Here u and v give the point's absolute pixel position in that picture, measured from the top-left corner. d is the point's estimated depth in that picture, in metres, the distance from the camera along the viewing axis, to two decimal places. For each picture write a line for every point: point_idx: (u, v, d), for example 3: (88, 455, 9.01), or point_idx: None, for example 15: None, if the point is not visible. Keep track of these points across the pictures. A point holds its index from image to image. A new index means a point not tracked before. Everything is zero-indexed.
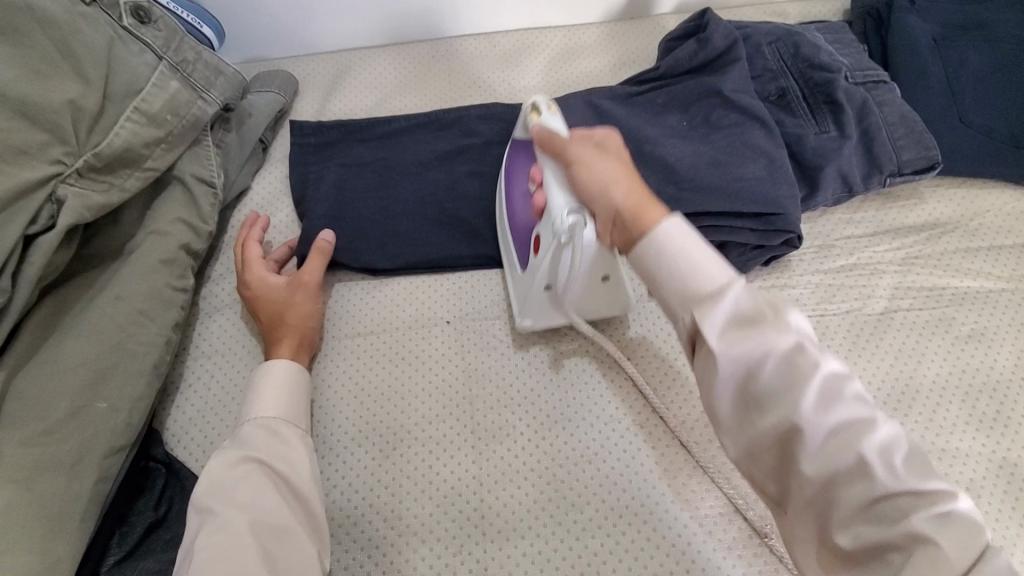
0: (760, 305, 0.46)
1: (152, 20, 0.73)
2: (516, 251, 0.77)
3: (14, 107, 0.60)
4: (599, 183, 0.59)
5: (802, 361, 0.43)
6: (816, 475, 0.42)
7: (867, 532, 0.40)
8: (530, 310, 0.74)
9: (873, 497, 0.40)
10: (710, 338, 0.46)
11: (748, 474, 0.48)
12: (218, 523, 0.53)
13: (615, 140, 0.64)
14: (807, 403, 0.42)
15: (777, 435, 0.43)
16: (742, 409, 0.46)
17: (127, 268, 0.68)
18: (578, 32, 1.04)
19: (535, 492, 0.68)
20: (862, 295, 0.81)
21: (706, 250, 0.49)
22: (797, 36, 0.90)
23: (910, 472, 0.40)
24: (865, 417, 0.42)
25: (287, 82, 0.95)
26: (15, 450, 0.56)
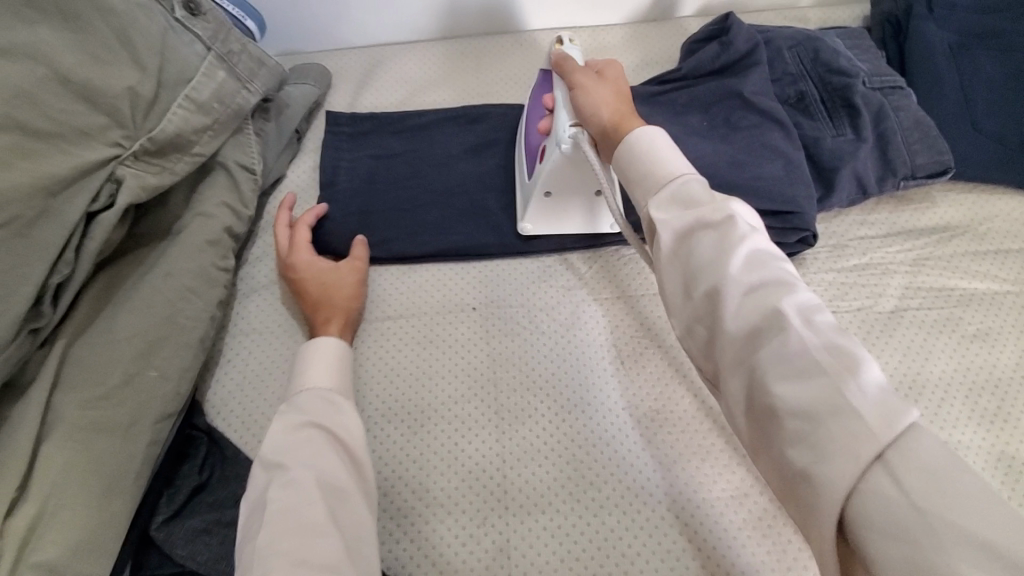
0: (705, 193, 0.51)
1: (202, 13, 0.77)
2: (526, 165, 0.85)
3: (78, 91, 0.63)
4: (593, 101, 0.66)
5: (732, 233, 0.49)
6: (741, 332, 0.46)
7: (786, 384, 0.42)
8: (530, 215, 0.83)
9: (789, 347, 0.43)
10: (656, 214, 0.52)
11: (693, 351, 0.52)
12: (287, 480, 0.57)
13: (615, 70, 0.71)
14: (733, 264, 0.47)
15: (709, 296, 0.48)
16: (683, 282, 0.51)
17: (176, 247, 0.72)
18: (602, 32, 1.07)
19: (556, 470, 0.72)
20: (872, 294, 0.84)
21: (666, 150, 0.55)
22: (817, 41, 0.93)
23: (829, 331, 0.43)
24: (791, 286, 0.46)
25: (322, 76, 0.99)
26: (77, 412, 0.61)
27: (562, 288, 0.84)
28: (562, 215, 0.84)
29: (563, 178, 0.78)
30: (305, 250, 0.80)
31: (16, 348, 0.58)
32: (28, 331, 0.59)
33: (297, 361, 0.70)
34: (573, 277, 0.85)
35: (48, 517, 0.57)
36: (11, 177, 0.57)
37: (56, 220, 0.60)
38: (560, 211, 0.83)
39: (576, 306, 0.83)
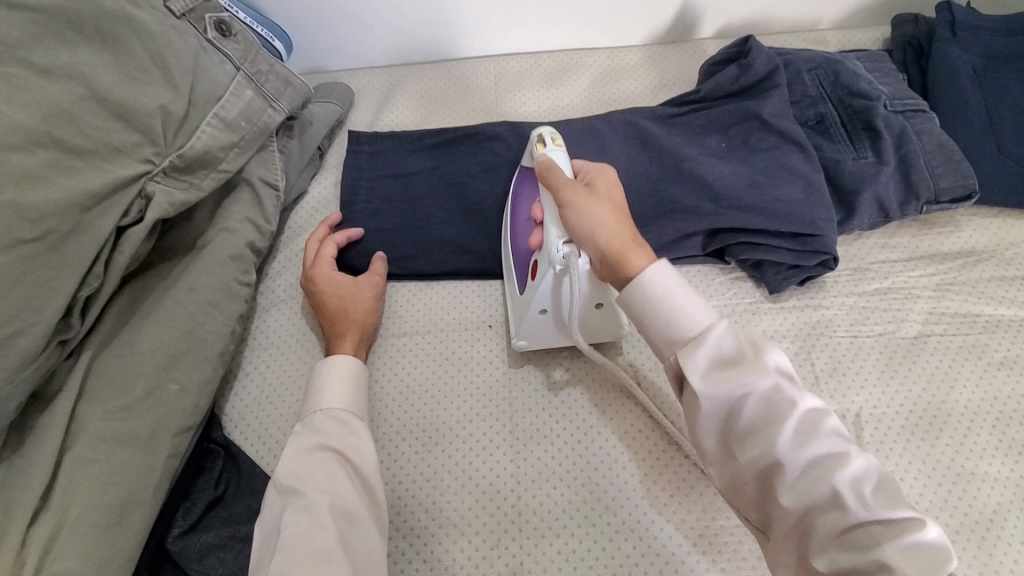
0: (742, 349, 0.53)
1: (233, 34, 0.79)
2: (516, 278, 0.79)
3: (114, 109, 0.65)
4: (585, 225, 0.62)
5: (777, 399, 0.50)
6: (794, 503, 0.48)
7: (842, 558, 0.46)
8: (525, 333, 0.76)
9: (845, 522, 0.46)
10: (697, 382, 0.52)
11: (734, 502, 0.55)
12: (302, 505, 0.57)
13: (607, 181, 0.67)
14: (784, 437, 0.49)
15: (759, 468, 0.50)
16: (724, 443, 0.53)
17: (200, 261, 0.74)
18: (621, 54, 1.08)
19: (571, 493, 0.71)
20: (895, 319, 0.82)
21: (694, 297, 0.55)
22: (837, 64, 0.93)
23: (877, 498, 0.46)
24: (841, 452, 0.49)
25: (345, 95, 1.01)
26: (101, 424, 0.62)
27: None
28: (560, 335, 0.76)
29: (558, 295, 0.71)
30: (324, 263, 0.81)
31: (46, 358, 0.59)
32: (57, 341, 0.61)
33: (312, 380, 0.70)
34: None
35: (68, 528, 0.57)
36: (46, 193, 0.58)
37: (88, 234, 0.61)
38: (559, 332, 0.75)
39: None
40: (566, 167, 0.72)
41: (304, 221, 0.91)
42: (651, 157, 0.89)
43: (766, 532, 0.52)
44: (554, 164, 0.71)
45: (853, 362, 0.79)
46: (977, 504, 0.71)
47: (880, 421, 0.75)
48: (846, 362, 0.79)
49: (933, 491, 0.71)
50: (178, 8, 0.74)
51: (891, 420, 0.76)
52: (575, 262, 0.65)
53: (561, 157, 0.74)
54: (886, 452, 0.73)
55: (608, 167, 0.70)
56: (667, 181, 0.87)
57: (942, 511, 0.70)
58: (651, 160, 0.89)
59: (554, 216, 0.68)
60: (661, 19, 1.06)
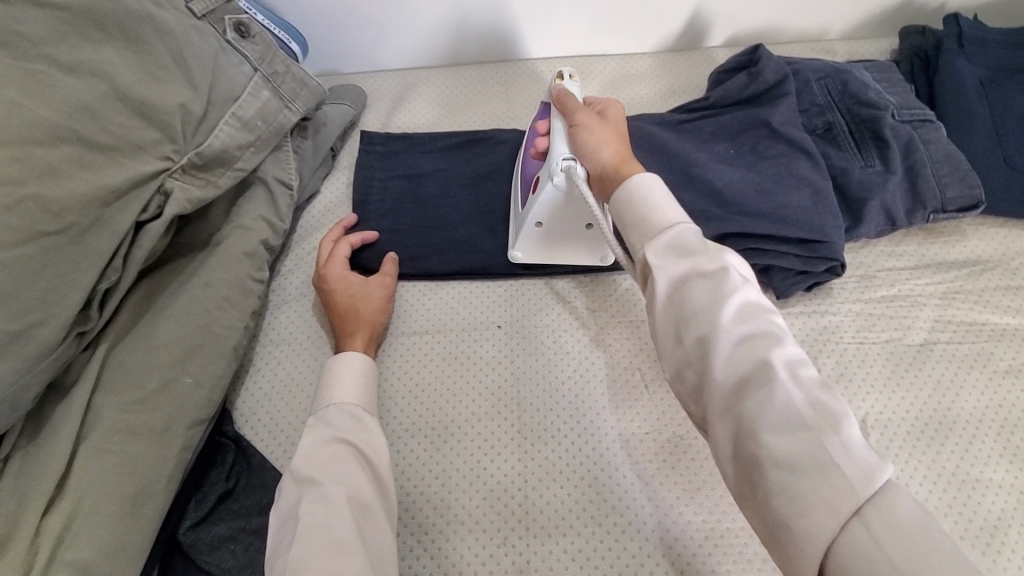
0: (699, 242, 0.54)
1: (251, 36, 0.80)
2: (521, 192, 0.85)
3: (135, 107, 0.66)
4: (592, 141, 0.68)
5: (727, 285, 0.50)
6: (730, 381, 0.48)
7: (775, 436, 0.44)
8: (523, 245, 0.84)
9: (779, 401, 0.45)
10: (652, 260, 0.54)
11: (679, 393, 0.53)
12: (317, 496, 0.58)
13: (616, 110, 0.74)
14: (728, 314, 0.49)
15: (700, 346, 0.50)
16: (673, 325, 0.52)
17: (215, 257, 0.75)
18: (631, 61, 1.10)
19: (578, 492, 0.72)
20: (901, 326, 0.83)
21: (665, 196, 0.57)
22: (846, 73, 0.94)
23: (815, 390, 0.46)
24: (785, 346, 0.48)
25: (358, 96, 1.02)
26: (116, 415, 0.63)
27: (587, 308, 0.85)
28: (554, 248, 0.84)
29: (556, 210, 0.78)
30: (335, 262, 0.82)
31: (64, 350, 0.60)
32: (75, 334, 0.62)
33: (323, 377, 0.71)
34: (599, 299, 0.85)
35: (82, 518, 0.58)
36: (69, 188, 0.59)
37: (108, 229, 0.62)
38: (554, 244, 0.83)
39: (601, 329, 0.83)
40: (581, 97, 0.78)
41: (316, 220, 0.92)
42: (660, 163, 0.90)
43: (703, 422, 0.51)
44: (570, 92, 0.77)
45: (860, 368, 0.80)
46: (981, 510, 0.71)
47: (886, 427, 0.76)
48: (853, 368, 0.80)
49: (939, 498, 0.72)
50: (199, 10, 0.75)
51: (897, 427, 0.76)
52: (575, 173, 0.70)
53: (578, 88, 0.80)
54: (891, 458, 0.74)
55: (617, 99, 0.76)
56: (675, 186, 0.88)
57: (947, 517, 0.70)
58: (657, 160, 0.90)
59: (564, 135, 0.74)
60: (671, 27, 1.08)
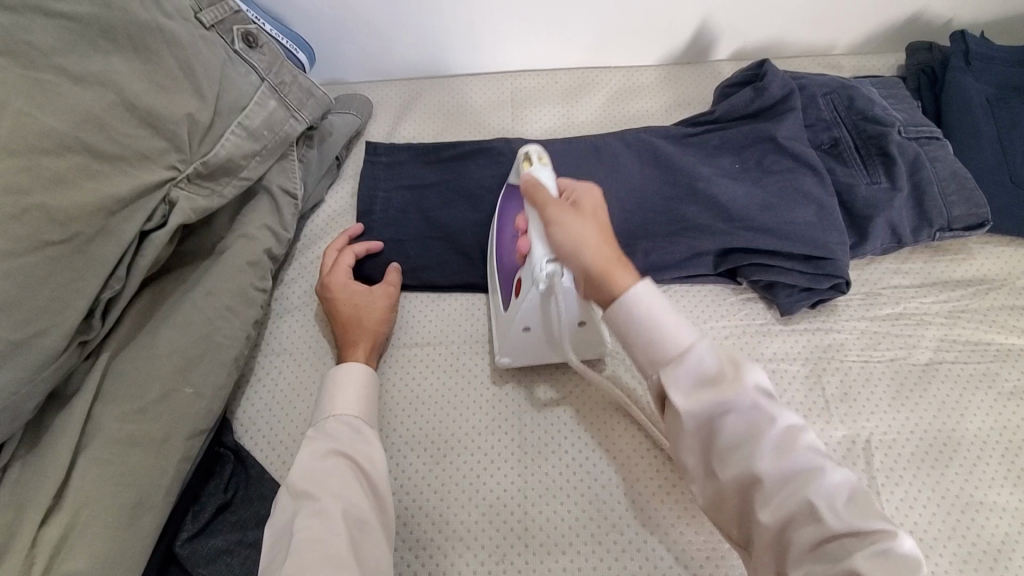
0: (718, 365, 0.53)
1: (259, 46, 0.81)
2: (503, 291, 0.78)
3: (142, 117, 0.66)
4: (573, 245, 0.62)
5: (752, 417, 0.51)
6: (771, 519, 0.49)
7: (818, 572, 0.46)
8: (508, 350, 0.76)
9: (820, 536, 0.47)
10: (678, 400, 0.53)
11: (719, 518, 0.56)
12: (315, 510, 0.58)
13: (593, 197, 0.66)
14: (761, 453, 0.50)
15: (737, 485, 0.52)
16: (705, 458, 0.54)
17: (218, 266, 0.75)
18: (637, 73, 1.10)
19: (578, 509, 0.71)
20: (906, 345, 0.82)
21: (673, 316, 0.56)
22: (852, 89, 0.93)
23: (851, 513, 0.47)
24: (816, 467, 0.49)
25: (364, 106, 1.02)
26: (116, 425, 0.63)
27: None
28: (542, 352, 0.76)
29: (541, 315, 0.71)
30: (338, 271, 0.82)
31: (66, 358, 0.60)
32: (77, 342, 0.62)
33: (323, 388, 0.70)
34: None
35: (80, 528, 0.58)
36: (75, 197, 0.59)
37: (113, 238, 0.63)
38: (541, 350, 0.76)
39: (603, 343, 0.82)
40: (552, 185, 0.70)
41: (320, 230, 0.92)
42: (665, 177, 0.90)
43: (747, 548, 0.54)
44: (540, 181, 0.69)
45: (864, 387, 0.79)
46: (985, 534, 0.70)
47: (890, 448, 0.75)
48: (856, 387, 0.79)
49: (942, 520, 0.71)
50: (207, 20, 0.75)
51: (901, 448, 0.75)
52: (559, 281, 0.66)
53: (548, 172, 0.71)
54: (895, 479, 0.73)
55: (592, 183, 0.69)
56: (679, 200, 0.88)
57: (950, 540, 0.70)
58: (663, 176, 0.90)
59: (540, 233, 0.67)
60: (678, 41, 1.08)
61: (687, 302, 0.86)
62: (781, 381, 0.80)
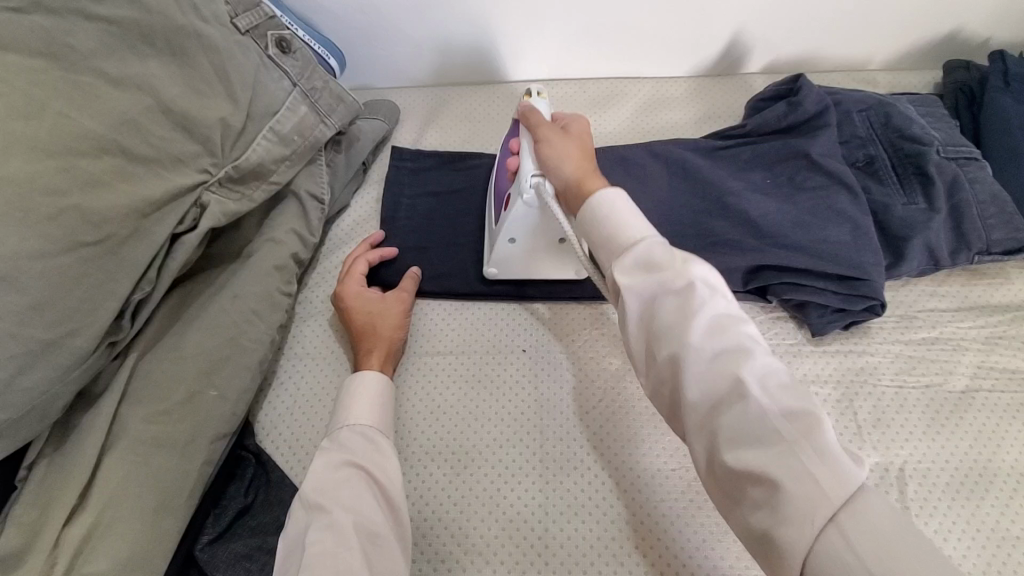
0: (665, 255, 0.54)
1: (292, 52, 0.81)
2: (493, 211, 0.84)
3: (177, 120, 0.67)
4: (556, 156, 0.68)
5: (691, 298, 0.50)
6: (702, 400, 0.49)
7: (749, 454, 0.45)
8: (497, 262, 0.83)
9: (751, 416, 0.46)
10: (621, 280, 0.54)
11: (658, 411, 0.55)
12: (326, 523, 0.57)
13: (580, 125, 0.73)
14: (697, 331, 0.49)
15: (670, 364, 0.51)
16: (645, 343, 0.54)
17: (246, 270, 0.75)
18: (666, 84, 1.09)
19: (600, 527, 0.70)
20: (942, 370, 0.80)
21: (628, 211, 0.58)
22: (889, 106, 0.91)
23: (786, 399, 0.47)
24: (753, 355, 0.49)
25: (391, 111, 1.02)
26: (142, 426, 0.63)
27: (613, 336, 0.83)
28: (528, 264, 0.83)
29: (530, 224, 0.77)
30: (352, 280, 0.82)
31: (95, 359, 0.60)
32: (107, 343, 0.62)
33: (342, 396, 0.71)
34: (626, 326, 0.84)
35: (103, 529, 0.58)
36: (110, 199, 0.60)
37: (145, 240, 0.63)
38: (527, 260, 0.82)
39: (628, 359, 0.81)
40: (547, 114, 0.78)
41: (345, 235, 0.92)
42: (693, 190, 0.89)
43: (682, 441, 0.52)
44: (535, 109, 0.76)
45: (898, 413, 0.77)
46: None
47: (924, 477, 0.73)
48: (890, 413, 0.77)
49: (979, 555, 0.68)
50: (243, 25, 0.76)
51: (935, 477, 0.73)
52: (545, 189, 0.70)
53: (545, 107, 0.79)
54: (928, 510, 0.71)
55: (582, 115, 0.75)
56: (708, 214, 0.87)
57: None
58: (692, 189, 0.89)
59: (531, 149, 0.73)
60: (709, 53, 1.07)
61: None
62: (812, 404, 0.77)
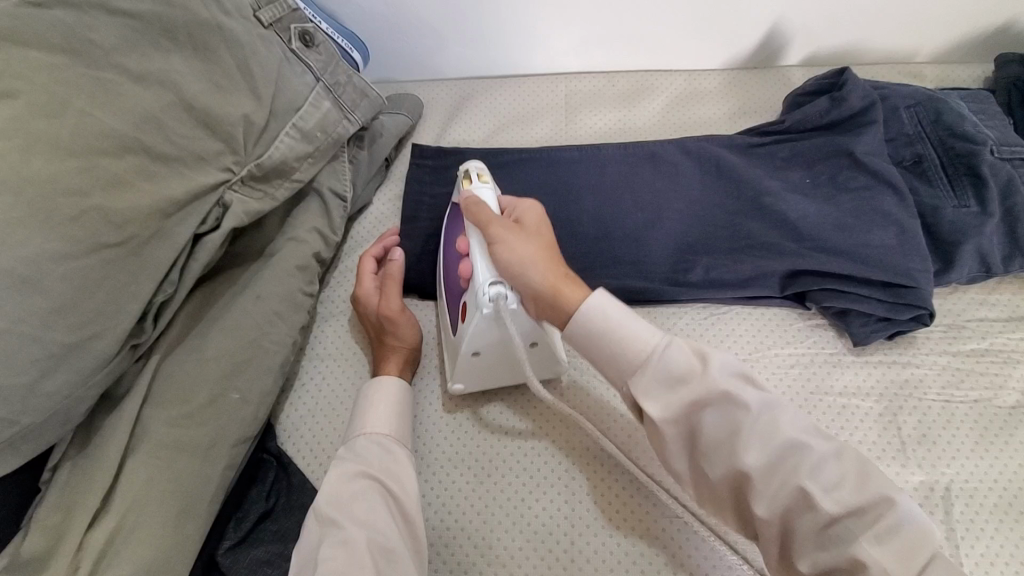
0: (687, 362, 0.53)
1: (315, 45, 0.79)
2: (448, 316, 0.76)
3: (199, 117, 0.65)
4: (516, 262, 0.62)
5: (732, 410, 0.50)
6: (769, 515, 0.49)
7: (824, 558, 0.47)
8: (461, 378, 0.72)
9: (822, 523, 0.47)
10: (653, 407, 0.53)
11: (718, 517, 0.55)
12: (339, 538, 0.56)
13: (532, 213, 0.68)
14: (745, 447, 0.49)
15: (727, 482, 0.51)
16: (691, 460, 0.54)
17: (269, 270, 0.74)
18: (698, 78, 1.04)
19: (629, 541, 0.67)
20: (993, 385, 0.75)
21: (630, 319, 0.56)
22: (940, 102, 0.85)
23: (845, 491, 0.48)
24: (806, 448, 0.49)
25: (414, 106, 1.00)
26: (164, 430, 0.62)
27: None
28: (495, 375, 0.73)
29: (493, 338, 0.68)
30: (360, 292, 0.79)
31: (118, 362, 0.60)
32: (129, 346, 0.61)
33: (358, 402, 0.69)
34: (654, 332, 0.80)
35: (125, 534, 0.57)
36: (133, 199, 0.59)
37: (167, 241, 0.62)
38: (492, 373, 0.72)
39: None
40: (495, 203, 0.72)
41: (366, 233, 0.91)
42: (727, 190, 0.85)
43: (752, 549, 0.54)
44: (479, 202, 0.69)
45: (944, 430, 0.73)
46: None
47: (971, 497, 0.69)
48: (936, 429, 0.73)
49: None
50: (266, 19, 0.74)
51: (983, 498, 0.68)
52: (507, 302, 0.64)
53: (490, 193, 0.72)
54: (976, 533, 0.66)
55: (529, 200, 0.70)
56: (743, 216, 0.83)
57: None
58: (726, 188, 0.85)
59: (482, 253, 0.67)
60: (745, 45, 1.02)
61: (749, 325, 0.80)
62: (852, 417, 0.74)
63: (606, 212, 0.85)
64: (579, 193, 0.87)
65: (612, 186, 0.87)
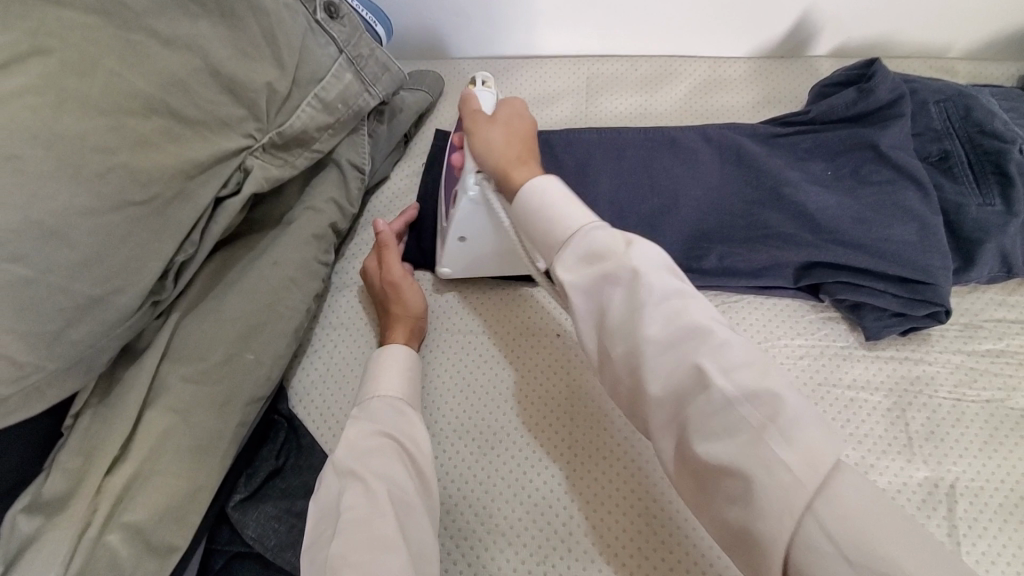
0: (608, 245, 0.53)
1: (340, 17, 0.79)
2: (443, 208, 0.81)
3: (225, 83, 0.66)
4: (483, 146, 0.67)
5: (640, 290, 0.50)
6: (664, 392, 0.49)
7: (717, 446, 0.45)
8: (449, 261, 0.79)
9: (715, 406, 0.46)
10: (564, 275, 0.54)
11: (623, 408, 0.55)
12: (360, 489, 0.58)
13: (511, 112, 0.71)
14: (646, 324, 0.49)
15: (626, 360, 0.51)
16: (602, 344, 0.54)
17: (286, 237, 0.76)
18: (722, 64, 1.02)
19: (627, 519, 0.67)
20: (1007, 386, 0.74)
21: (567, 199, 0.57)
22: (971, 98, 0.82)
23: (744, 376, 0.46)
24: (707, 330, 0.48)
25: (436, 83, 1.00)
26: (180, 384, 0.64)
27: None
28: (483, 262, 0.79)
29: (478, 224, 0.74)
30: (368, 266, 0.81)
31: (139, 317, 0.62)
32: (151, 302, 0.64)
33: (370, 366, 0.71)
34: None
35: (142, 480, 0.60)
36: (159, 159, 0.61)
37: (190, 202, 0.64)
38: (480, 260, 0.79)
39: None
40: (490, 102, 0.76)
41: (384, 207, 0.92)
42: (745, 178, 0.84)
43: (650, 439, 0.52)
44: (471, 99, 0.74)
45: (953, 428, 0.72)
46: None
47: (976, 496, 0.68)
48: (944, 427, 0.72)
49: None
50: None
51: (988, 498, 0.68)
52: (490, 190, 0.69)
53: (487, 95, 0.76)
54: (978, 531, 0.66)
55: (516, 100, 0.73)
56: (761, 205, 0.82)
57: None
58: (744, 177, 0.84)
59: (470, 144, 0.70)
60: (772, 34, 1.00)
61: (759, 315, 0.80)
62: (859, 411, 0.73)
63: (620, 195, 0.85)
64: (595, 175, 0.87)
65: (629, 170, 0.87)
